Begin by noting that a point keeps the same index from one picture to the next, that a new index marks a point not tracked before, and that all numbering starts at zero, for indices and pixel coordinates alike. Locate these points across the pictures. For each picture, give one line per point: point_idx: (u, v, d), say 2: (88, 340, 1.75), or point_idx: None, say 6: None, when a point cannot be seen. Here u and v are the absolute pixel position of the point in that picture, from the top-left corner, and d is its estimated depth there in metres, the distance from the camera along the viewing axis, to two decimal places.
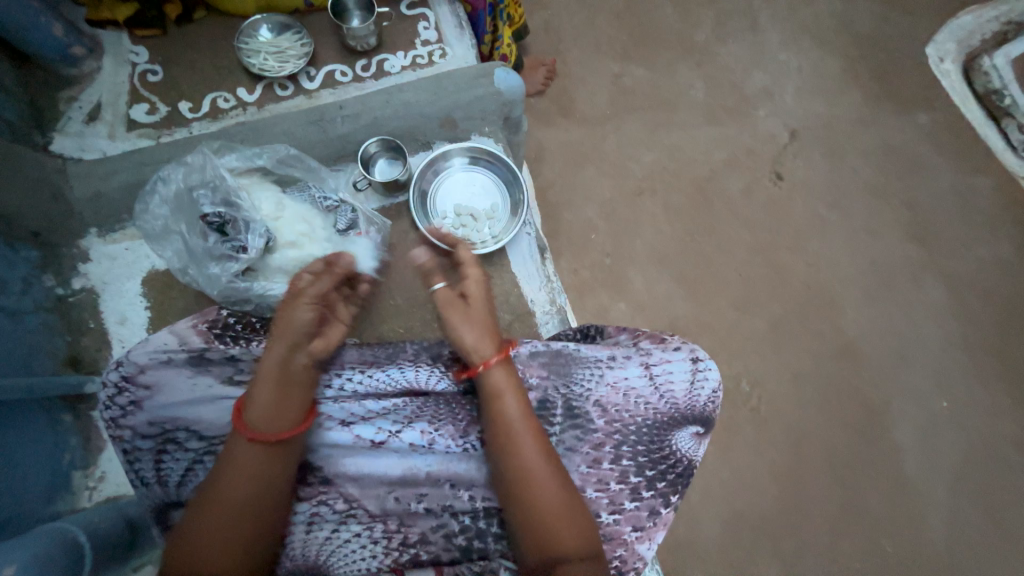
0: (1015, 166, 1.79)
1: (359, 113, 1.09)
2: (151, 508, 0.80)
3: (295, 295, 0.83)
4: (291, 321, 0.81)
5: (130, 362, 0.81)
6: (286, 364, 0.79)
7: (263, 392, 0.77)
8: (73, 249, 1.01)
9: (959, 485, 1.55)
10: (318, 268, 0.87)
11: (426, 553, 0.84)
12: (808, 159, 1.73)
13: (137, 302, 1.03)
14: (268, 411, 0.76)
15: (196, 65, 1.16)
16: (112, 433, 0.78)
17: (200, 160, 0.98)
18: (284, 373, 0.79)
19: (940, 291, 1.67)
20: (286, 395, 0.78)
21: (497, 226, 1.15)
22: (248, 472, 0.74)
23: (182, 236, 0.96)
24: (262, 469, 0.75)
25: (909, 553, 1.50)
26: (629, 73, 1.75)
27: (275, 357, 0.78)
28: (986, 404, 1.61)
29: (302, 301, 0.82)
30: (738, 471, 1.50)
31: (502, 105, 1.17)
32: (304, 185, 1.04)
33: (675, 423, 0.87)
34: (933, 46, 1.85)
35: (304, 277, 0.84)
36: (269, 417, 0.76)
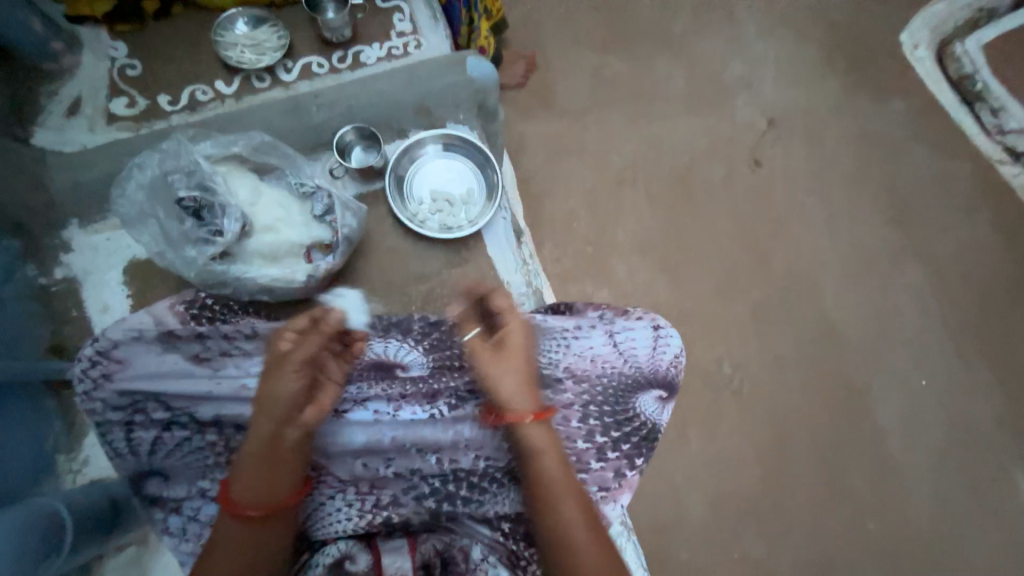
0: (988, 150, 1.82)
1: (334, 102, 1.12)
2: (126, 476, 0.89)
3: (284, 360, 0.85)
4: (274, 392, 0.84)
5: (105, 339, 0.92)
6: (279, 432, 0.83)
7: (255, 460, 0.82)
8: (55, 239, 1.03)
9: (941, 463, 1.57)
10: (302, 327, 0.87)
11: (398, 515, 0.93)
12: (785, 146, 1.76)
13: (118, 289, 1.04)
14: (256, 473, 0.82)
15: (174, 59, 1.18)
16: (83, 405, 0.89)
17: (175, 147, 0.99)
18: (275, 445, 0.83)
19: (918, 273, 1.70)
20: (275, 467, 0.83)
21: (473, 211, 1.17)
22: (242, 541, 0.80)
23: (157, 220, 0.96)
24: (250, 536, 0.80)
25: (892, 531, 1.52)
26: (607, 65, 1.77)
27: (266, 431, 0.83)
28: (966, 383, 1.63)
29: (285, 368, 0.84)
30: (722, 453, 1.52)
31: (475, 92, 1.19)
32: (281, 172, 1.04)
33: (639, 387, 0.93)
34: (907, 34, 1.88)
35: (286, 340, 0.85)
36: (259, 478, 0.82)
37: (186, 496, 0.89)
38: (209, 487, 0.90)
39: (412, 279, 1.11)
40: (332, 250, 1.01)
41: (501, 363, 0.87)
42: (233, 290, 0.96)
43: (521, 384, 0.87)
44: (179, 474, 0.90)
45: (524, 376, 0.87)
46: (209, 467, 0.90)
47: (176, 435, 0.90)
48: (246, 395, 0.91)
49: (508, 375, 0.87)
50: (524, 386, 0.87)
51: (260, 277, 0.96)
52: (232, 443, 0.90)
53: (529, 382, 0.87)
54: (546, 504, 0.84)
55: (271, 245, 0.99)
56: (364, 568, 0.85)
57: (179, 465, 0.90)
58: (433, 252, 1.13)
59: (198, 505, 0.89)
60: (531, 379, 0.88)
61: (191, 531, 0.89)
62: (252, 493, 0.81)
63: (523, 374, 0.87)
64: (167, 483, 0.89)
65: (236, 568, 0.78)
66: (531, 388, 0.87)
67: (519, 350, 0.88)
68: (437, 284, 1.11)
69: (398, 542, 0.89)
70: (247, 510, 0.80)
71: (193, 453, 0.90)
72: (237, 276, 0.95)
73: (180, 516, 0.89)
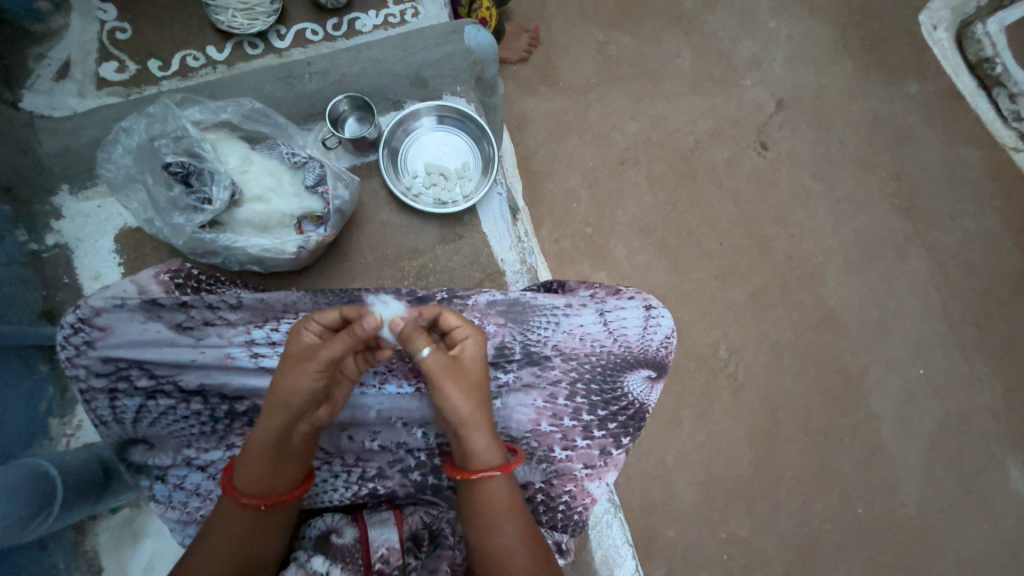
0: (1005, 137, 1.77)
1: (327, 70, 1.09)
2: (112, 444, 0.83)
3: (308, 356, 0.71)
4: (292, 388, 0.70)
5: (87, 306, 0.81)
6: (288, 431, 0.71)
7: (260, 452, 0.72)
8: (45, 206, 1.02)
9: (933, 452, 1.58)
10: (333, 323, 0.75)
11: (383, 488, 0.87)
12: (793, 130, 1.72)
13: (111, 259, 1.05)
14: (259, 464, 0.72)
15: (164, 23, 1.15)
16: (67, 371, 0.80)
17: (162, 111, 0.96)
18: (285, 442, 0.72)
19: (922, 261, 1.67)
20: (281, 461, 0.73)
21: (468, 185, 1.15)
22: (237, 528, 0.72)
23: (146, 186, 0.94)
24: (245, 523, 0.72)
25: (881, 517, 1.53)
26: (614, 41, 1.72)
27: (274, 428, 0.71)
28: (965, 374, 1.62)
29: (310, 367, 0.70)
30: (714, 437, 1.52)
31: (474, 64, 1.16)
32: (273, 142, 1.02)
33: (627, 365, 0.89)
34: (927, 14, 1.81)
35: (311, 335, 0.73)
36: (258, 469, 0.72)
37: (172, 464, 0.84)
38: (195, 457, 0.84)
39: (405, 253, 1.11)
40: (323, 222, 1.01)
41: (453, 380, 0.73)
42: (224, 259, 0.97)
43: (474, 401, 0.74)
44: (165, 443, 0.84)
45: (480, 393, 0.75)
46: (195, 437, 0.84)
47: (163, 404, 0.83)
48: (232, 364, 0.84)
49: (462, 392, 0.73)
50: (478, 405, 0.74)
51: (248, 246, 0.95)
52: (220, 413, 0.84)
53: (483, 402, 0.75)
54: (488, 517, 0.73)
55: (261, 215, 0.98)
56: (351, 543, 0.79)
57: (164, 434, 0.83)
58: (427, 228, 1.12)
59: (185, 475, 0.84)
60: (483, 401, 0.75)
61: (177, 500, 0.84)
62: (254, 483, 0.72)
63: (477, 391, 0.74)
64: (153, 452, 0.83)
65: (236, 553, 0.71)
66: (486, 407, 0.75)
67: (475, 369, 0.75)
68: (430, 259, 1.11)
69: (384, 514, 0.84)
70: (247, 499, 0.72)
71: (180, 422, 0.83)
72: (226, 244, 0.94)
73: (166, 486, 0.84)
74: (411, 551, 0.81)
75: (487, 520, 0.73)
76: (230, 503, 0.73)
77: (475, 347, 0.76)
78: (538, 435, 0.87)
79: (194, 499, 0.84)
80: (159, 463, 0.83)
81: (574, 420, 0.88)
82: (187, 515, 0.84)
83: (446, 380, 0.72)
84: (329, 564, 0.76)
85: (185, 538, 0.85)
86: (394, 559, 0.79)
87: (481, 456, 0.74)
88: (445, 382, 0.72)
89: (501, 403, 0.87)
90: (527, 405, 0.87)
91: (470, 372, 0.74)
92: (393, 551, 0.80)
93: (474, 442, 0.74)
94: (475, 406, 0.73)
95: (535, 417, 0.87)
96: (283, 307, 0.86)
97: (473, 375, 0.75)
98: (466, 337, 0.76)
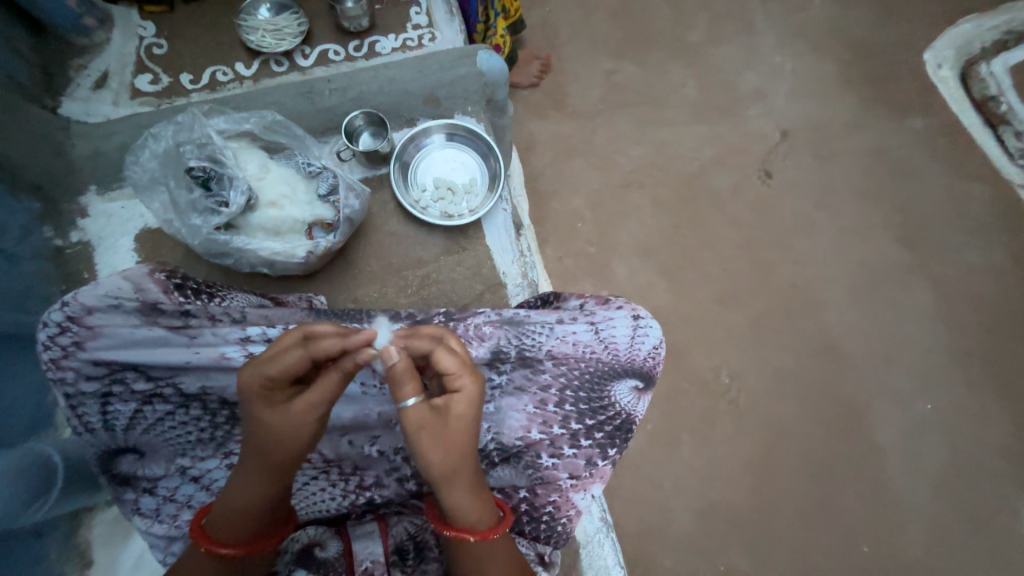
0: (1011, 173, 1.77)
1: (346, 87, 1.15)
2: (99, 453, 0.84)
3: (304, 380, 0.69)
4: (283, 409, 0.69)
5: (78, 305, 0.83)
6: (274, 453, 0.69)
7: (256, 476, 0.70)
8: (73, 205, 1.08)
9: (942, 490, 1.53)
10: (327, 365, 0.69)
11: (381, 496, 0.88)
12: (797, 160, 1.75)
13: (129, 257, 1.10)
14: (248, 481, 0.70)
15: (198, 41, 1.22)
16: (54, 374, 0.81)
17: (189, 119, 1.01)
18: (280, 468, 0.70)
19: (928, 294, 1.67)
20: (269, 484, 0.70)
21: (474, 201, 1.19)
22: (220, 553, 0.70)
23: (168, 188, 0.99)
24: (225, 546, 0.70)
25: (887, 557, 1.48)
26: (622, 70, 1.79)
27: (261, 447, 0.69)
28: (974, 410, 1.59)
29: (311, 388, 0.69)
30: (714, 463, 1.50)
31: (485, 86, 1.22)
32: (290, 152, 1.07)
33: (615, 374, 0.89)
34: (930, 53, 1.86)
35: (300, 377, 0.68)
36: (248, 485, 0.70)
37: (164, 475, 0.85)
38: (189, 466, 0.85)
39: (409, 263, 1.14)
40: (333, 229, 1.05)
41: (437, 435, 0.69)
42: (236, 261, 1.01)
43: (459, 455, 0.70)
44: (158, 452, 0.85)
45: (468, 446, 0.70)
46: (191, 445, 0.85)
47: (158, 410, 0.84)
48: (227, 364, 0.85)
49: (446, 447, 0.69)
50: (465, 458, 0.71)
51: (260, 248, 0.99)
52: (219, 419, 0.86)
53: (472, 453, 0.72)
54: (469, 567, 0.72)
55: (275, 220, 1.02)
56: (335, 557, 0.78)
57: (158, 442, 0.85)
58: (432, 239, 1.15)
59: (176, 486, 0.85)
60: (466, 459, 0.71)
61: (166, 513, 0.85)
62: (245, 498, 0.70)
63: (463, 444, 0.70)
64: (144, 461, 0.85)
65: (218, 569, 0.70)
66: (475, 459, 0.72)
67: (463, 422, 0.70)
68: (434, 269, 1.14)
69: (368, 527, 0.83)
70: (238, 515, 0.70)
71: (176, 429, 0.85)
72: (239, 246, 0.98)
73: (155, 497, 0.85)
74: (396, 564, 0.79)
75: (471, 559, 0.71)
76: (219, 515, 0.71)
77: (467, 396, 0.70)
78: (529, 442, 0.87)
79: (184, 511, 0.86)
80: (149, 473, 0.85)
81: (562, 427, 0.88)
82: (176, 530, 0.85)
83: (428, 436, 0.69)
84: None
85: (168, 555, 0.86)
86: (379, 571, 0.77)
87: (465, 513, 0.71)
88: (427, 437, 0.69)
89: (494, 406, 0.88)
90: (518, 410, 0.88)
91: (458, 426, 0.69)
92: (377, 564, 0.78)
93: (457, 497, 0.71)
94: (460, 461, 0.70)
95: (524, 422, 0.87)
96: (286, 321, 0.89)
97: (461, 428, 0.70)
98: (458, 384, 0.70)
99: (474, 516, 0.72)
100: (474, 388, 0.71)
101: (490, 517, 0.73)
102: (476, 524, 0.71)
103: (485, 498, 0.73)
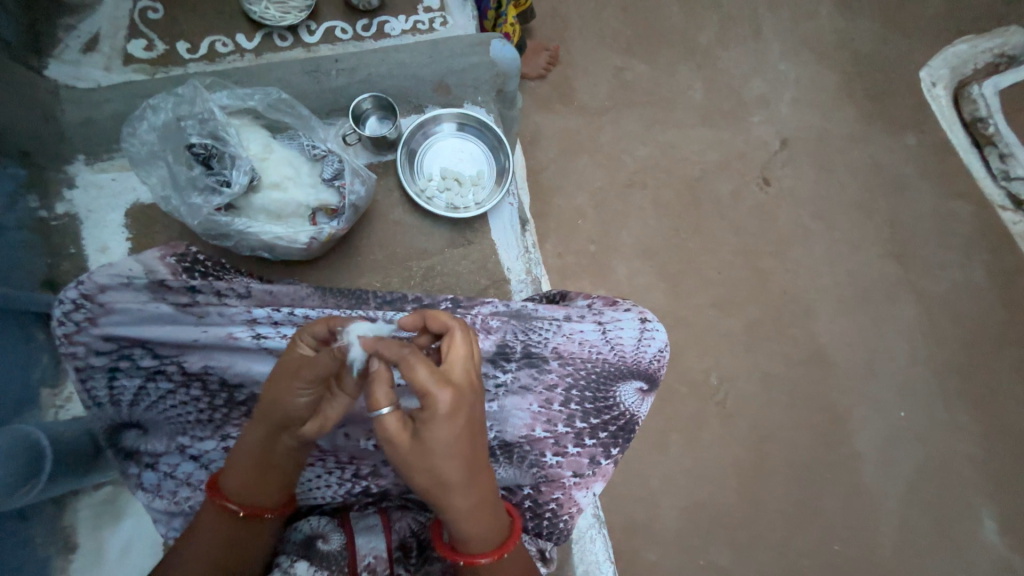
0: (993, 194, 1.84)
1: (355, 68, 1.11)
2: (103, 428, 0.80)
3: (289, 377, 0.64)
4: (270, 403, 0.65)
5: (92, 282, 0.80)
6: (270, 445, 0.67)
7: (243, 459, 0.68)
8: (59, 174, 1.02)
9: (912, 494, 1.61)
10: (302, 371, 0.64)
11: (376, 487, 0.84)
12: (796, 169, 1.78)
13: (120, 233, 1.05)
14: (243, 471, 0.68)
15: (197, 9, 1.16)
16: (65, 349, 0.78)
17: (190, 92, 0.97)
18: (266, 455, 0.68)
19: (911, 307, 1.73)
20: (266, 472, 0.69)
21: (481, 193, 1.18)
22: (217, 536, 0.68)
23: (168, 164, 0.95)
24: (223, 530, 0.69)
25: (859, 556, 1.55)
26: (630, 68, 1.78)
27: (258, 439, 0.67)
28: (946, 420, 1.66)
29: (295, 382, 0.63)
30: (700, 462, 1.54)
31: (496, 76, 1.19)
32: (294, 133, 1.03)
33: (620, 375, 0.90)
34: (927, 71, 1.89)
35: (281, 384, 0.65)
36: (243, 475, 0.68)
37: (165, 452, 0.80)
38: (189, 445, 0.80)
39: (413, 253, 1.12)
40: (337, 215, 1.02)
41: (414, 463, 0.60)
42: (235, 244, 0.98)
43: (444, 483, 0.61)
44: (159, 429, 0.80)
45: (453, 475, 0.61)
46: (190, 425, 0.81)
47: (161, 388, 0.80)
48: (235, 345, 0.81)
49: (427, 476, 0.61)
50: (452, 487, 0.62)
51: (261, 232, 0.95)
52: (219, 400, 0.81)
53: (464, 482, 0.62)
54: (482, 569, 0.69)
55: (277, 204, 0.99)
56: (337, 550, 0.76)
57: (159, 419, 0.80)
58: (437, 230, 1.14)
59: (177, 463, 0.80)
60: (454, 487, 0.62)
61: (166, 489, 0.80)
62: (239, 488, 0.69)
63: (446, 473, 0.61)
64: (146, 438, 0.80)
65: (209, 561, 0.68)
66: (468, 487, 0.63)
67: (439, 447, 0.59)
68: (438, 261, 1.13)
69: (371, 520, 0.81)
70: (231, 505, 0.68)
71: (178, 407, 0.80)
72: (240, 229, 0.95)
73: (156, 474, 0.80)
74: (399, 561, 0.78)
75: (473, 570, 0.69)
76: (211, 508, 0.69)
77: (442, 414, 0.59)
78: (532, 440, 0.88)
79: (184, 489, 0.80)
80: (151, 449, 0.80)
81: (567, 426, 0.88)
82: (175, 506, 0.80)
83: (406, 463, 0.60)
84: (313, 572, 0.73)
85: (170, 530, 0.81)
86: (381, 568, 0.76)
87: (463, 536, 0.66)
88: (404, 465, 0.61)
89: (498, 406, 0.88)
90: (522, 408, 0.88)
91: (436, 452, 0.60)
92: (380, 560, 0.76)
93: (453, 521, 0.65)
94: (445, 490, 0.62)
95: (529, 420, 0.87)
96: (290, 300, 0.87)
97: (441, 455, 0.60)
98: (431, 404, 0.59)
99: (475, 538, 0.67)
100: (451, 407, 0.59)
101: (492, 537, 0.67)
102: (478, 545, 0.67)
103: (485, 524, 0.66)
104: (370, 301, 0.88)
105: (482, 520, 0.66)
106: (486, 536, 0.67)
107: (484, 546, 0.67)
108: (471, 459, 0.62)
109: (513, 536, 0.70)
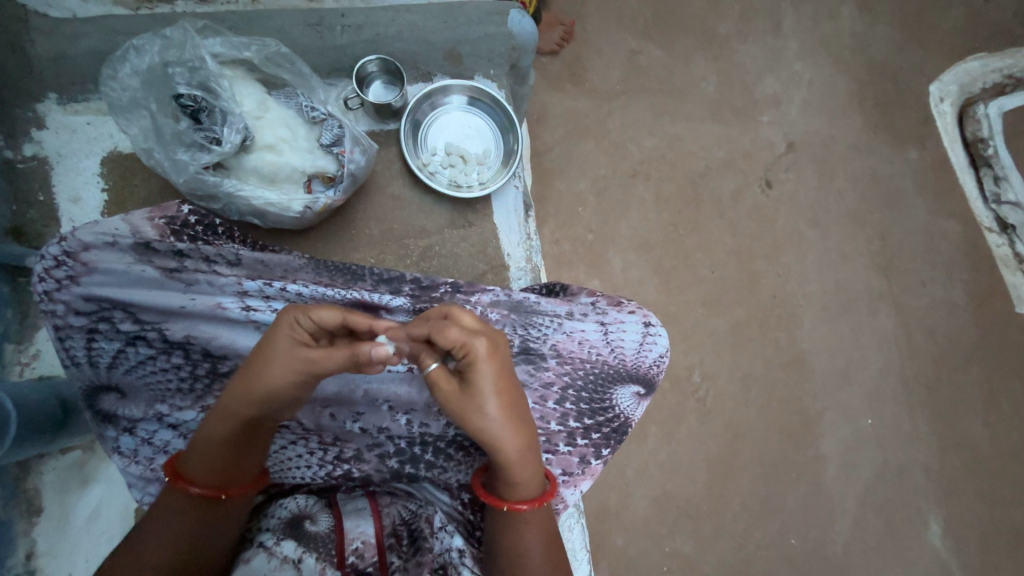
0: (983, 217, 1.86)
1: (361, 25, 1.03)
2: (81, 389, 0.75)
3: (298, 362, 0.61)
4: (265, 392, 0.61)
5: (75, 239, 0.74)
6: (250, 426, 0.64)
7: (210, 447, 0.65)
8: (28, 113, 0.94)
9: (868, 497, 1.68)
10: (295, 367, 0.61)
11: (358, 472, 0.82)
12: (799, 173, 1.76)
13: (93, 182, 0.97)
14: (207, 455, 0.65)
15: None
16: (43, 306, 0.72)
17: (180, 36, 0.89)
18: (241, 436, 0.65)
19: (891, 320, 1.77)
20: (237, 454, 0.66)
21: (486, 173, 1.13)
22: (190, 522, 0.65)
23: (152, 113, 0.88)
24: (195, 516, 0.65)
25: (812, 551, 1.63)
26: (645, 52, 1.71)
27: (231, 424, 0.63)
28: (908, 430, 1.73)
29: (289, 373, 0.61)
30: (675, 455, 1.58)
31: (512, 50, 1.13)
32: (293, 91, 0.96)
33: (618, 378, 0.90)
34: (937, 85, 1.88)
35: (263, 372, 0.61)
36: (212, 458, 0.65)
37: (142, 418, 0.76)
38: (167, 413, 0.77)
39: (411, 231, 1.07)
40: (334, 184, 0.96)
41: (463, 407, 0.64)
42: (224, 207, 0.92)
43: (494, 427, 0.64)
44: (138, 395, 0.76)
45: (502, 416, 0.64)
46: (171, 393, 0.77)
47: (142, 353, 0.76)
48: (223, 316, 0.77)
49: (477, 423, 0.64)
50: (506, 426, 0.64)
51: (252, 197, 0.90)
52: (201, 370, 0.77)
53: (514, 418, 0.65)
54: (512, 522, 0.71)
55: (271, 166, 0.92)
56: (325, 532, 0.72)
57: (140, 384, 0.76)
58: (438, 209, 1.09)
59: (155, 430, 0.77)
60: (513, 425, 0.65)
61: (143, 455, 0.77)
62: (202, 473, 0.65)
63: (492, 415, 0.64)
64: (124, 402, 0.76)
65: (178, 545, 0.64)
66: (517, 424, 0.65)
67: (486, 385, 0.63)
68: (436, 241, 1.08)
69: (359, 504, 0.78)
70: (197, 489, 0.65)
71: (157, 373, 0.76)
72: (229, 191, 0.89)
73: (134, 438, 0.76)
74: (392, 548, 0.74)
75: (511, 519, 0.71)
76: (180, 497, 0.66)
77: (483, 357, 0.63)
78: None
79: (161, 456, 0.77)
80: (128, 414, 0.76)
81: (560, 424, 0.87)
82: (151, 473, 0.77)
83: (453, 408, 0.64)
84: (302, 551, 0.69)
85: (145, 496, 0.78)
86: (369, 554, 0.72)
87: (514, 484, 0.69)
88: (453, 411, 0.64)
89: None
90: None
91: (484, 398, 0.63)
92: (368, 545, 0.73)
93: (501, 466, 0.68)
94: (497, 436, 0.64)
95: None
96: (282, 272, 0.82)
97: (489, 401, 0.63)
98: (470, 353, 0.63)
99: (523, 484, 0.70)
100: (493, 350, 0.64)
101: (537, 481, 0.71)
102: (523, 490, 0.70)
103: (533, 470, 0.70)
104: (367, 279, 0.84)
105: (529, 465, 0.69)
106: (534, 487, 0.71)
107: (529, 491, 0.71)
108: (515, 395, 0.65)
109: (552, 486, 0.73)
